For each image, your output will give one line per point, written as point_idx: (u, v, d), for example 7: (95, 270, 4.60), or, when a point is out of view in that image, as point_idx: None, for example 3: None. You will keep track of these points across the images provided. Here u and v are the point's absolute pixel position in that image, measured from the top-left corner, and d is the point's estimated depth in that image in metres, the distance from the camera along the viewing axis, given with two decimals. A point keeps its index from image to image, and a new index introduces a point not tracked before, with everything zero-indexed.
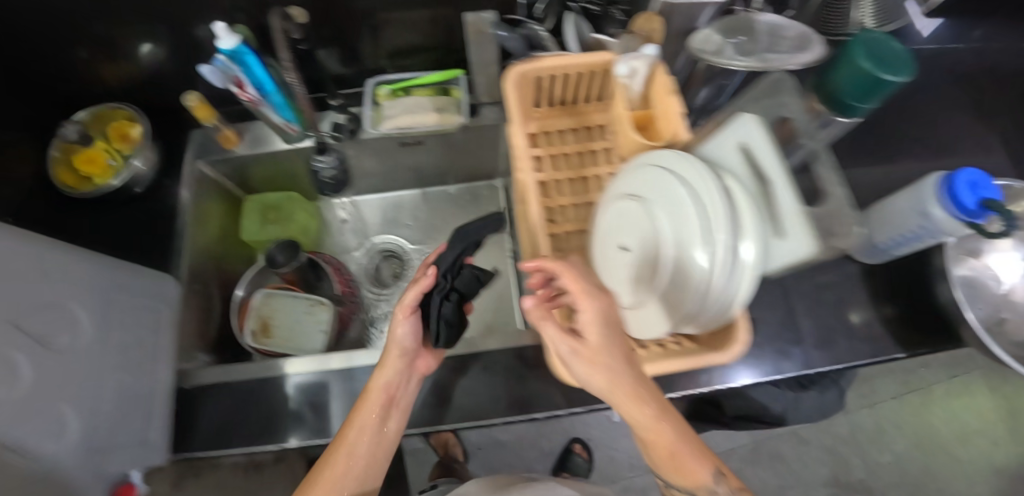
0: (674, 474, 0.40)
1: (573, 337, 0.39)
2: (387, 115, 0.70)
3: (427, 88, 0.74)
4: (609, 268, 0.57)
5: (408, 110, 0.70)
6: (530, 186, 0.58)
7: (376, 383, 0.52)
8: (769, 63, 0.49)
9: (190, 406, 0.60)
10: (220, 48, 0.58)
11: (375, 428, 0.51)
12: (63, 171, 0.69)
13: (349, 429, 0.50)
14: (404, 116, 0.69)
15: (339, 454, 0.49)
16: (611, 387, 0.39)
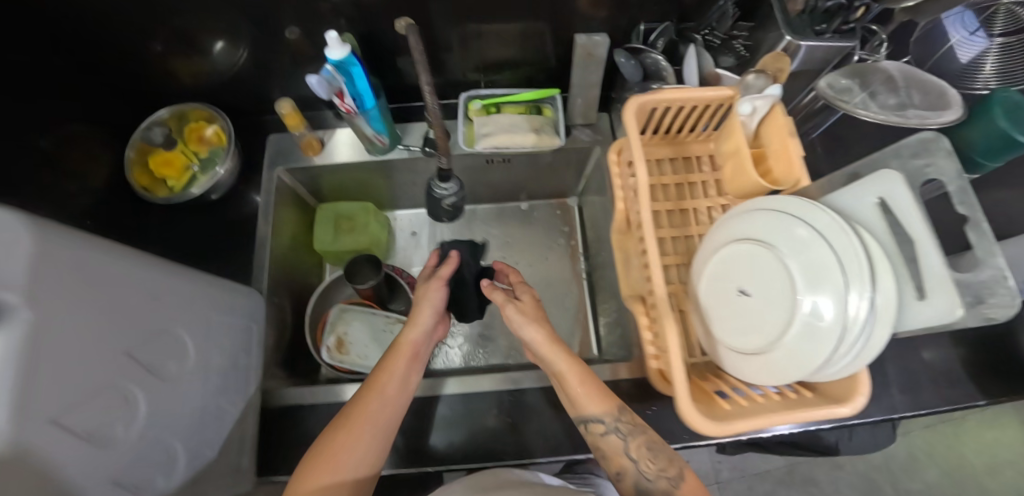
0: (591, 395, 0.53)
1: (523, 303, 0.61)
2: (484, 134, 0.69)
3: (519, 106, 0.72)
4: (719, 308, 0.56)
5: (504, 129, 0.68)
6: (648, 222, 0.55)
7: (408, 336, 0.57)
8: (902, 118, 0.48)
9: (294, 425, 0.61)
10: (330, 58, 0.55)
11: (401, 375, 0.55)
12: (137, 171, 0.67)
13: (385, 375, 0.53)
14: (501, 136, 0.68)
15: (369, 391, 0.52)
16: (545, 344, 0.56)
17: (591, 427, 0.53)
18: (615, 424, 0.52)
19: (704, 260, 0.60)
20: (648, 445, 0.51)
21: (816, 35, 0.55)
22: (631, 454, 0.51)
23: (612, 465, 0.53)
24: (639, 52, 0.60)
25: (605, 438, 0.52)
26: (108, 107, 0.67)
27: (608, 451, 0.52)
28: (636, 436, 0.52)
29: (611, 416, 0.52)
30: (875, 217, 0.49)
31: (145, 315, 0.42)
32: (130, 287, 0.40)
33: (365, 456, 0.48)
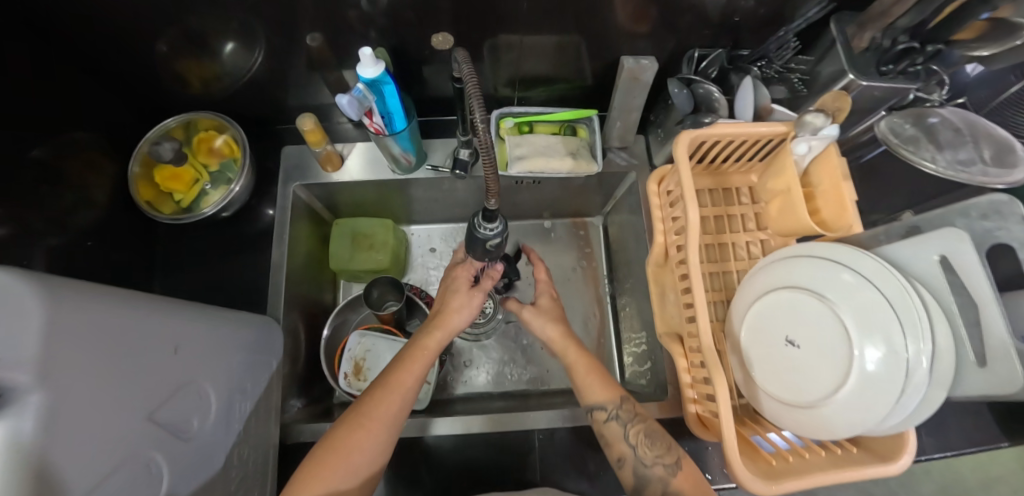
0: (599, 383, 0.55)
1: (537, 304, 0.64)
2: (519, 157, 0.65)
3: (553, 126, 0.68)
4: (760, 353, 0.54)
5: (540, 152, 0.65)
6: (697, 264, 0.53)
7: (434, 338, 0.55)
8: (966, 175, 0.46)
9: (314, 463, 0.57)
10: (361, 76, 0.50)
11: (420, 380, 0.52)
12: (141, 186, 0.61)
13: (404, 374, 0.51)
14: (537, 159, 0.64)
15: (389, 393, 0.49)
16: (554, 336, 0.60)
17: (595, 415, 0.54)
18: (617, 411, 0.53)
19: (745, 302, 0.58)
20: (647, 432, 0.51)
21: (879, 76, 0.53)
22: (630, 440, 0.51)
23: (613, 453, 0.52)
24: (693, 82, 0.58)
25: (607, 426, 0.53)
26: (109, 114, 0.61)
27: (609, 437, 0.53)
28: (637, 423, 0.52)
29: (614, 402, 0.54)
30: (935, 275, 0.48)
31: (165, 372, 0.37)
32: (145, 344, 0.36)
33: (375, 454, 0.47)
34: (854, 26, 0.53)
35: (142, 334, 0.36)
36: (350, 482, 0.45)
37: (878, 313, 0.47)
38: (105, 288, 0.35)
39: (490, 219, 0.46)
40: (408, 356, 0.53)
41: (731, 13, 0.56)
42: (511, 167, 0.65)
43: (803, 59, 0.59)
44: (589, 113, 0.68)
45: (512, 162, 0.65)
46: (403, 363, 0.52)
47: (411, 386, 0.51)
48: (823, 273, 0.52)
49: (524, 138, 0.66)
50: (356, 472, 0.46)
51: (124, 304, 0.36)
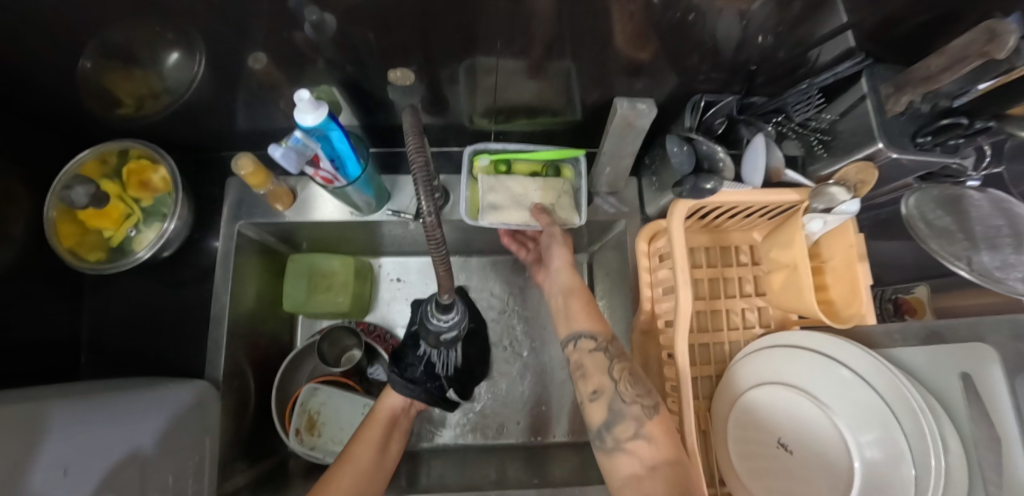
0: (587, 314, 0.55)
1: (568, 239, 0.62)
2: (492, 206, 0.57)
3: (534, 164, 0.61)
4: (748, 451, 0.49)
5: (511, 199, 0.58)
6: (684, 353, 0.47)
7: (385, 402, 0.57)
8: (1006, 284, 0.39)
9: None
10: (301, 124, 0.42)
11: (378, 447, 0.54)
12: (60, 231, 0.53)
13: (357, 445, 0.53)
14: (509, 209, 0.57)
15: (342, 469, 0.51)
16: (565, 269, 0.60)
17: (580, 344, 0.52)
18: (606, 344, 0.51)
19: (732, 388, 0.52)
20: (633, 371, 0.49)
21: (914, 147, 0.46)
22: (612, 375, 0.49)
23: (588, 385, 0.49)
24: (693, 139, 0.51)
25: (591, 355, 0.51)
26: (23, 144, 0.52)
27: (589, 368, 0.50)
28: (623, 361, 0.50)
29: (605, 336, 0.52)
30: (956, 393, 0.42)
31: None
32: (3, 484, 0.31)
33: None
34: (890, 84, 0.45)
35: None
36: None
37: (880, 428, 0.42)
38: None
39: (444, 309, 0.39)
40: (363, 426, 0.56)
41: (745, 56, 0.47)
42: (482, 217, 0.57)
43: (823, 117, 0.50)
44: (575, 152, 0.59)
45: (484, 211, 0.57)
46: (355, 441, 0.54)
47: (367, 456, 0.53)
48: (820, 369, 0.46)
49: (497, 181, 0.58)
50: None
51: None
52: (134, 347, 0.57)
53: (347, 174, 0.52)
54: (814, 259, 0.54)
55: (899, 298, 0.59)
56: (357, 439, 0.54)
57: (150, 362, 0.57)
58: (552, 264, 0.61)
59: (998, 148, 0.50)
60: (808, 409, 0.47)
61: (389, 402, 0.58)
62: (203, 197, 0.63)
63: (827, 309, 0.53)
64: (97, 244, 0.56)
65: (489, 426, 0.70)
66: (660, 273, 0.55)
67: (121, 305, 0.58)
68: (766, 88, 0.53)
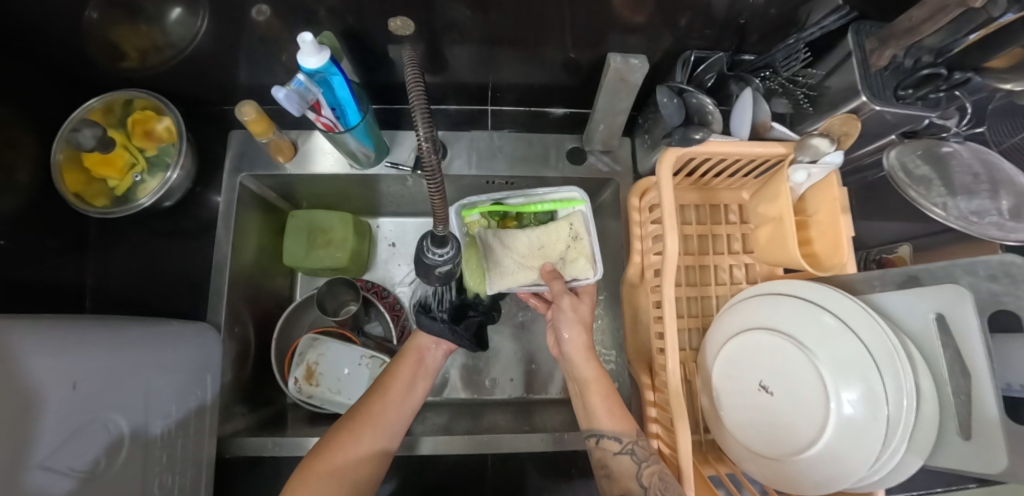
0: (609, 411, 0.52)
1: (578, 301, 0.57)
2: (497, 269, 0.57)
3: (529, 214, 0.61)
4: (731, 395, 0.51)
5: (518, 259, 0.57)
6: (670, 298, 0.48)
7: (417, 341, 0.62)
8: (978, 227, 0.42)
9: (275, 468, 0.56)
10: (303, 66, 0.43)
11: (406, 386, 0.58)
12: (67, 176, 0.55)
13: (392, 378, 0.57)
14: (517, 269, 0.57)
15: (376, 398, 0.55)
16: (579, 356, 0.56)
17: (603, 443, 0.50)
18: (632, 446, 0.49)
19: (720, 338, 0.54)
20: (663, 475, 0.45)
21: (897, 101, 0.47)
22: (641, 480, 0.46)
23: (615, 487, 0.48)
24: (684, 91, 0.52)
25: (617, 458, 0.49)
26: (33, 94, 0.54)
27: (616, 470, 0.48)
28: (653, 463, 0.47)
29: (630, 436, 0.50)
30: (932, 337, 0.43)
31: (53, 418, 0.33)
32: (19, 391, 0.31)
33: (367, 452, 0.50)
34: (874, 39, 0.46)
35: (15, 382, 0.31)
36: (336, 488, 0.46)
37: (858, 371, 0.43)
38: None
39: (440, 243, 0.41)
40: (396, 362, 0.60)
41: (737, 12, 0.48)
42: (489, 283, 0.57)
43: (812, 73, 0.52)
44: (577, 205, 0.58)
45: (490, 277, 0.57)
46: (389, 374, 0.58)
47: (400, 391, 0.57)
48: (805, 318, 0.48)
49: (498, 244, 0.58)
50: (345, 479, 0.47)
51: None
52: (138, 294, 0.59)
53: (346, 122, 0.53)
54: (800, 214, 0.56)
55: (882, 258, 0.60)
56: (392, 373, 0.58)
57: (154, 309, 0.59)
58: (565, 346, 0.57)
59: (980, 108, 0.52)
60: (790, 353, 0.48)
61: (419, 342, 0.62)
62: (206, 151, 0.65)
63: (810, 262, 0.56)
64: (103, 192, 0.58)
65: (482, 381, 0.72)
66: (650, 227, 0.56)
67: (126, 253, 0.60)
68: (756, 46, 0.54)
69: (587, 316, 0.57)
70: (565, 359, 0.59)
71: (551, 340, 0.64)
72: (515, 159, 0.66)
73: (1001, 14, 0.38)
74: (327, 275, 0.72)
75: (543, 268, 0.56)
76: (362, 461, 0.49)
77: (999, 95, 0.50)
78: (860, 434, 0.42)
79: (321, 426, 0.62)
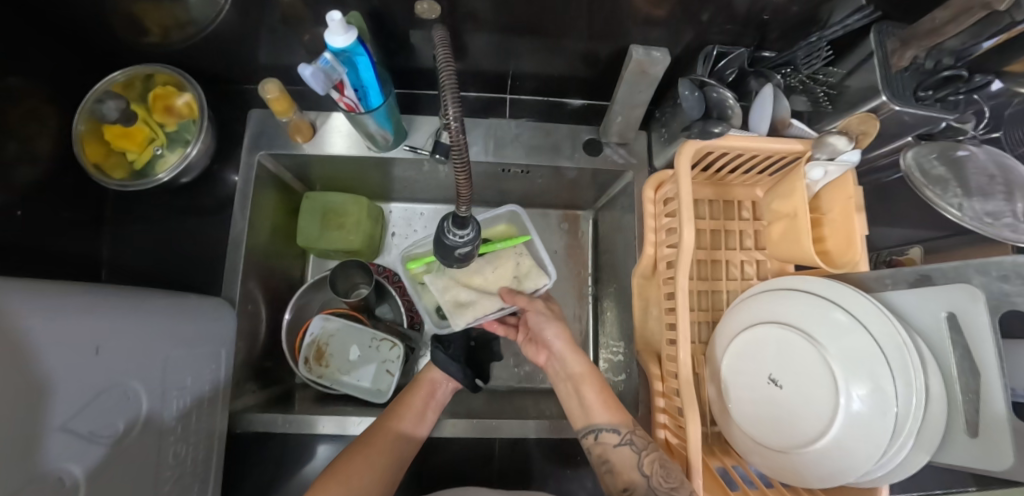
0: (604, 404, 0.52)
1: (549, 305, 0.61)
2: (456, 303, 0.57)
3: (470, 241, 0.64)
4: (740, 389, 0.52)
5: (474, 290, 0.58)
6: (683, 288, 0.49)
7: (430, 373, 0.62)
8: (993, 229, 0.42)
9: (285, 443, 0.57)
10: (330, 46, 0.44)
11: (418, 414, 0.57)
12: (87, 147, 0.55)
13: (404, 406, 0.57)
14: (477, 299, 0.58)
15: (389, 422, 0.55)
16: (569, 351, 0.57)
17: (602, 437, 0.50)
18: (630, 436, 0.49)
19: (729, 332, 0.55)
20: (663, 462, 0.46)
21: (916, 102, 0.47)
22: (643, 470, 0.46)
23: (619, 482, 0.47)
24: (705, 85, 0.52)
25: (617, 451, 0.49)
26: (58, 65, 0.54)
27: (618, 464, 0.48)
28: (652, 451, 0.47)
29: (627, 427, 0.50)
30: (942, 333, 0.43)
31: (76, 381, 0.33)
32: (45, 352, 0.31)
33: (377, 477, 0.50)
34: (896, 40, 0.47)
35: (43, 342, 0.31)
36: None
37: (868, 366, 0.44)
38: (17, 295, 0.31)
39: (461, 225, 0.42)
40: (410, 391, 0.60)
41: (760, 9, 0.49)
42: (454, 321, 0.57)
43: (832, 71, 0.53)
44: (521, 239, 0.61)
45: (453, 314, 0.57)
46: (403, 400, 0.58)
47: (412, 420, 0.56)
48: (815, 313, 0.48)
49: (450, 278, 0.58)
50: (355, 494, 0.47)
51: (6, 315, 0.29)
52: (153, 267, 0.59)
53: (367, 104, 0.54)
54: (814, 212, 0.57)
55: (892, 260, 0.60)
56: (405, 400, 0.57)
57: (169, 283, 0.59)
58: (553, 346, 0.58)
59: (997, 113, 0.52)
60: (800, 348, 0.49)
61: (433, 374, 0.62)
62: (224, 129, 0.65)
63: (823, 259, 0.57)
64: (121, 165, 0.58)
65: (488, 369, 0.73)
66: (664, 219, 0.57)
67: (142, 226, 0.60)
68: (777, 43, 0.55)
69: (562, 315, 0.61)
70: (554, 361, 0.59)
71: (532, 352, 0.63)
72: (531, 148, 0.66)
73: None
74: (339, 258, 0.73)
75: (503, 290, 0.57)
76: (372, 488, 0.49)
77: (1017, 99, 0.50)
78: (868, 429, 0.43)
79: (330, 405, 0.63)
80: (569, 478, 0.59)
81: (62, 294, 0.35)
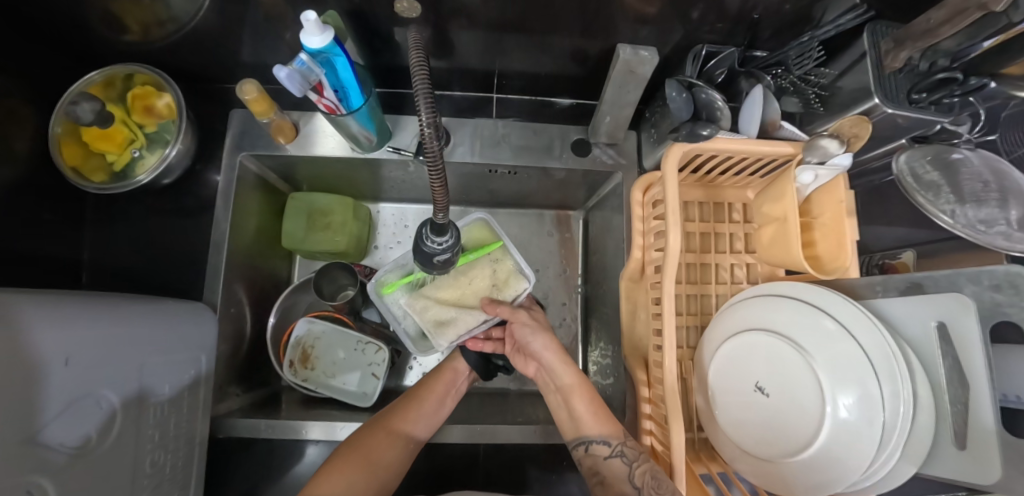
0: (594, 415, 0.51)
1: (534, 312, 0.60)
2: (437, 322, 0.56)
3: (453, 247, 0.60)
4: (729, 396, 0.51)
5: (454, 308, 0.56)
6: (671, 295, 0.48)
7: (454, 363, 0.63)
8: (984, 237, 0.41)
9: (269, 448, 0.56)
10: (307, 46, 0.42)
11: (437, 401, 0.59)
12: (64, 149, 0.54)
13: (426, 391, 0.58)
14: (457, 316, 0.56)
15: (409, 404, 0.56)
16: (558, 363, 0.56)
17: (592, 449, 0.49)
18: (621, 448, 0.48)
19: (717, 338, 0.54)
20: (655, 473, 0.45)
21: (909, 104, 0.46)
22: (634, 481, 0.45)
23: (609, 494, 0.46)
24: (694, 86, 0.51)
25: (608, 463, 0.48)
26: (37, 66, 0.53)
27: (609, 476, 0.47)
28: (644, 463, 0.46)
29: (618, 438, 0.49)
30: (931, 344, 0.42)
31: (44, 393, 0.33)
32: (10, 366, 0.30)
33: (394, 456, 0.51)
34: (889, 40, 0.45)
35: (9, 355, 0.30)
36: (365, 480, 0.47)
37: (855, 376, 0.43)
38: None
39: (439, 232, 0.41)
40: (434, 377, 0.61)
41: (751, 7, 0.47)
42: (437, 341, 0.56)
43: (824, 72, 0.51)
44: (493, 246, 0.59)
45: (434, 334, 0.56)
46: (426, 385, 0.60)
47: (431, 404, 0.58)
48: (802, 319, 0.48)
49: (429, 297, 0.57)
50: (371, 471, 0.48)
51: None
52: (134, 270, 0.59)
53: (349, 105, 0.53)
54: (804, 216, 0.56)
55: (885, 264, 0.59)
56: (427, 386, 0.59)
57: (151, 285, 0.59)
58: (543, 358, 0.58)
59: (994, 115, 0.51)
60: (789, 356, 0.48)
61: (456, 365, 0.63)
62: (207, 129, 0.64)
63: (813, 265, 0.56)
64: (101, 167, 0.57)
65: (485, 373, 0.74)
66: (652, 222, 0.56)
67: (123, 228, 0.59)
68: (769, 42, 0.53)
69: (547, 325, 0.60)
70: (544, 373, 0.58)
71: (519, 363, 0.62)
72: (519, 149, 0.65)
73: (1022, 19, 0.37)
74: (325, 259, 0.72)
75: (482, 302, 0.56)
76: (388, 467, 0.50)
77: (1014, 102, 0.49)
78: (856, 437, 0.42)
79: (315, 408, 0.63)
80: (554, 482, 0.59)
81: (32, 303, 0.34)
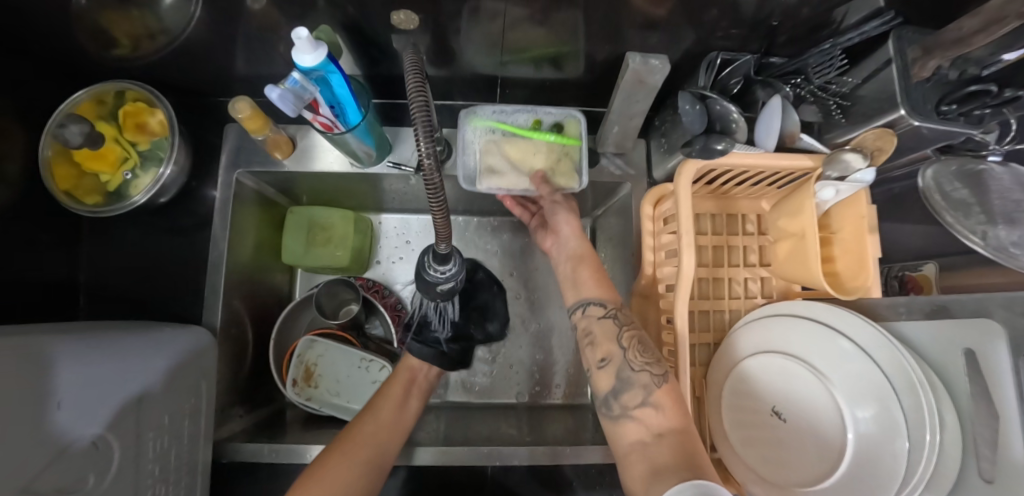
0: (595, 280, 0.53)
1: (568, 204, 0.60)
2: (489, 168, 0.56)
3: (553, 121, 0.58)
4: (744, 420, 0.49)
5: (512, 164, 0.56)
6: (683, 315, 0.46)
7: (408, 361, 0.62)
8: (1018, 261, 0.38)
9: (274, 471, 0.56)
10: (298, 64, 0.40)
11: (397, 405, 0.57)
12: (56, 170, 0.52)
13: (382, 397, 0.57)
14: (507, 172, 0.56)
15: (364, 418, 0.54)
16: (575, 234, 0.57)
17: (588, 310, 0.51)
18: (616, 312, 0.50)
19: (731, 358, 0.52)
20: (641, 340, 0.48)
21: (937, 116, 0.43)
22: (621, 341, 0.48)
23: (597, 353, 0.48)
24: (707, 96, 0.49)
25: (601, 321, 0.50)
26: (27, 90, 0.52)
27: (600, 334, 0.49)
28: (632, 329, 0.49)
29: (614, 304, 0.51)
30: (959, 371, 0.40)
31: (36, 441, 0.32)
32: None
33: (362, 470, 0.49)
34: (918, 48, 0.42)
35: None
36: None
37: (877, 403, 0.41)
38: None
39: (442, 260, 0.39)
40: (389, 380, 0.60)
41: (767, 13, 0.44)
42: (477, 181, 0.56)
43: (845, 80, 0.49)
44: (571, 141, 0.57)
45: (481, 176, 0.56)
46: (382, 391, 0.58)
47: (389, 409, 0.56)
48: (820, 341, 0.46)
49: (498, 147, 0.57)
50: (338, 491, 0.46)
51: None
52: (133, 293, 0.58)
53: (346, 121, 0.50)
54: (822, 230, 0.54)
55: (905, 276, 0.57)
56: (384, 391, 0.58)
57: (152, 307, 0.58)
58: (562, 231, 0.58)
59: None
60: (807, 380, 0.46)
61: (411, 362, 0.62)
62: (202, 145, 0.62)
63: (832, 282, 0.53)
64: (94, 187, 0.55)
65: (492, 386, 0.73)
66: (663, 237, 0.54)
67: (121, 250, 0.58)
68: (786, 48, 0.50)
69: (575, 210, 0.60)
70: (557, 248, 0.59)
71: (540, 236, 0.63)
72: None
73: None
74: (326, 272, 0.71)
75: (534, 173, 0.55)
76: (356, 482, 0.48)
77: None
78: (877, 468, 0.40)
79: (313, 429, 0.62)
80: None
81: (8, 355, 0.33)
